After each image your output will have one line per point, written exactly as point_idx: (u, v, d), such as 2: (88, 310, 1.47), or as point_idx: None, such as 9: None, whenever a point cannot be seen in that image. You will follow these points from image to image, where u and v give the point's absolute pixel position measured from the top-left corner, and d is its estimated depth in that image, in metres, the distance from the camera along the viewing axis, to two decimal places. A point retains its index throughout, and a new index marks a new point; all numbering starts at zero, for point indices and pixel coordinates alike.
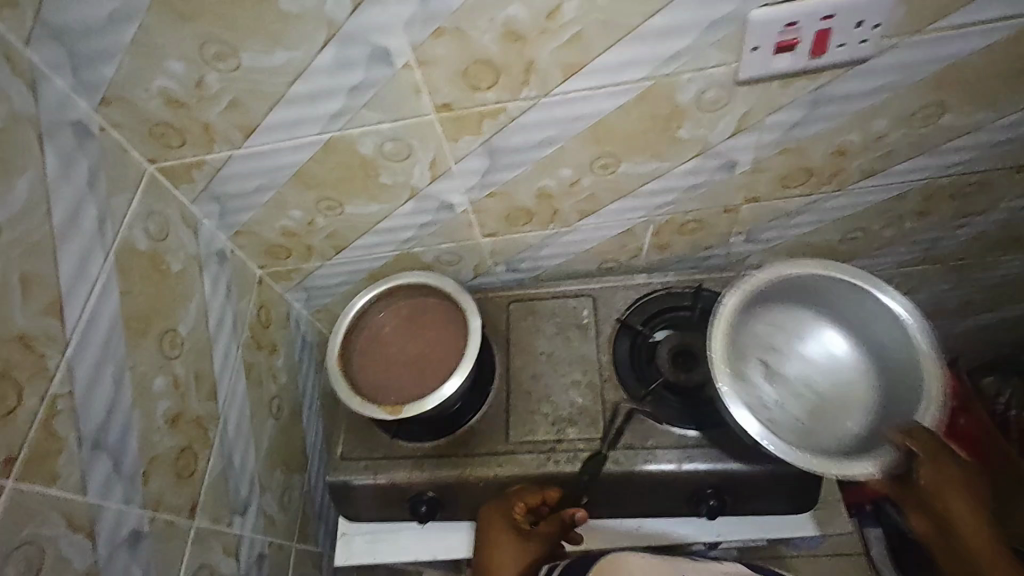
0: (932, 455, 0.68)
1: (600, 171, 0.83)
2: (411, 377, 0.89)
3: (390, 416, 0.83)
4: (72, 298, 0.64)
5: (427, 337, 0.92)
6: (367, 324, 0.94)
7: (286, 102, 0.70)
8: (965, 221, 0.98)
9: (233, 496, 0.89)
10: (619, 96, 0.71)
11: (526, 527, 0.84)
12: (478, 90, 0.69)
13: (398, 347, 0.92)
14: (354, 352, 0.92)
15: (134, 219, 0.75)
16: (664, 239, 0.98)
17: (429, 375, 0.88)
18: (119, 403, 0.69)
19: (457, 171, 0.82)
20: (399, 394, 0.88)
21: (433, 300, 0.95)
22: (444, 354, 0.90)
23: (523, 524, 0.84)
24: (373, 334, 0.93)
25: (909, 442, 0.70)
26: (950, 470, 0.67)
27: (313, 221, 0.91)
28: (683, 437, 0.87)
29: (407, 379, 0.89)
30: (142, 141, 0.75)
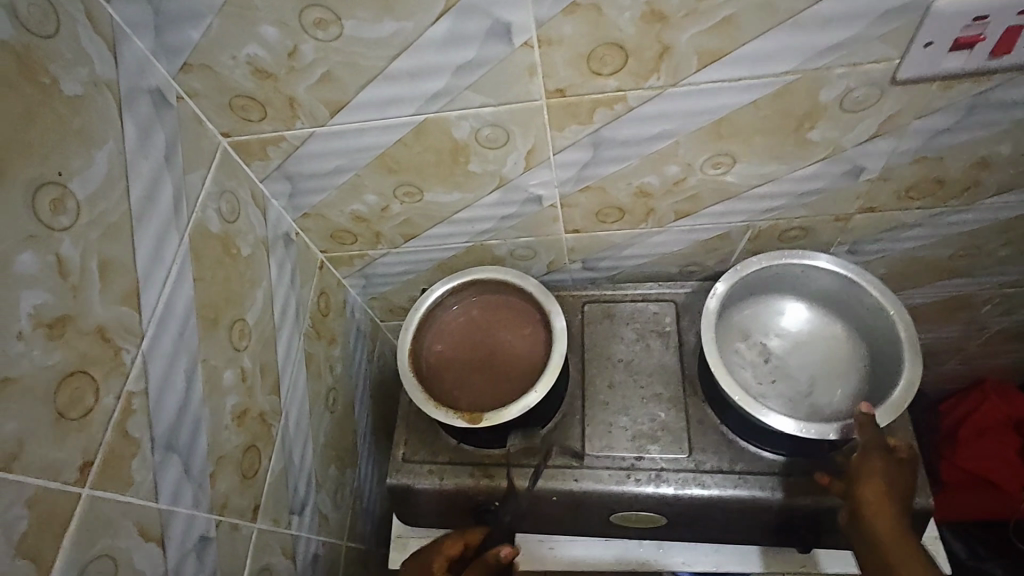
0: (881, 508, 0.68)
1: (710, 170, 0.75)
2: (487, 381, 0.82)
3: (469, 424, 0.77)
4: (147, 285, 0.58)
5: (501, 338, 0.85)
6: (440, 318, 0.87)
7: (384, 78, 0.63)
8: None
9: (292, 494, 0.84)
10: (755, 91, 0.63)
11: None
12: (600, 76, 0.62)
13: (469, 348, 0.85)
14: (424, 347, 0.85)
15: (207, 198, 0.69)
16: (760, 246, 0.91)
17: (508, 380, 0.82)
18: (190, 399, 0.64)
19: (555, 162, 0.75)
20: (474, 397, 0.81)
21: (512, 298, 0.87)
22: (524, 360, 0.83)
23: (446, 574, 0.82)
24: (446, 329, 0.86)
25: (859, 493, 0.69)
26: (898, 520, 0.67)
27: (387, 207, 0.84)
28: (776, 462, 0.80)
29: (482, 384, 0.82)
30: (220, 113, 0.68)
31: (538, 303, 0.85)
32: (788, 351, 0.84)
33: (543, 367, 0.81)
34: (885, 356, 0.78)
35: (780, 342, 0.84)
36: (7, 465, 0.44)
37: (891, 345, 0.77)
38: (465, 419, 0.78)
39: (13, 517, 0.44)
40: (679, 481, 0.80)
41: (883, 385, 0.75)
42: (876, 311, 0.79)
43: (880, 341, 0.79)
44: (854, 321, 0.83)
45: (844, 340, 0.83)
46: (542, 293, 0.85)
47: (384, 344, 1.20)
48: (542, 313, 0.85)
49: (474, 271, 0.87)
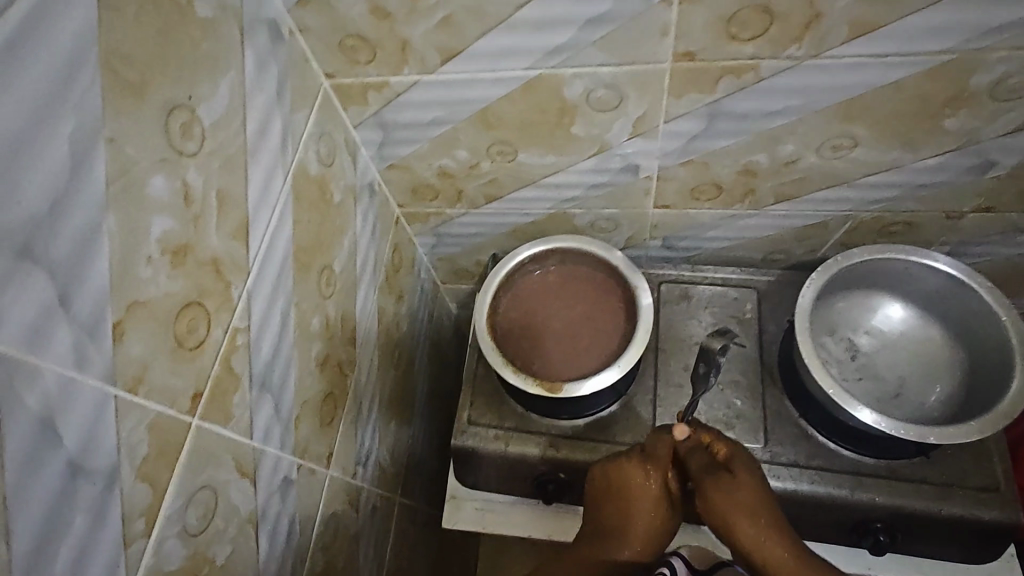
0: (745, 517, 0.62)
1: (827, 153, 0.71)
2: (566, 349, 0.81)
3: (549, 393, 0.78)
4: (256, 222, 0.58)
5: (580, 309, 0.83)
6: (521, 281, 0.86)
7: (506, 27, 0.60)
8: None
9: (359, 445, 0.85)
10: (900, 69, 0.59)
11: (674, 488, 0.67)
12: (737, 41, 0.58)
13: (546, 316, 0.83)
14: (504, 309, 0.84)
15: (309, 139, 0.67)
16: (856, 239, 0.86)
17: (587, 351, 0.81)
18: (283, 341, 0.64)
19: (662, 132, 0.71)
20: (551, 364, 0.80)
21: (596, 268, 0.86)
22: (605, 332, 0.81)
23: (671, 486, 0.67)
24: (526, 291, 0.85)
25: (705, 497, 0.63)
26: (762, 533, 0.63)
27: (477, 165, 0.82)
28: (857, 461, 0.78)
29: (558, 354, 0.81)
30: (327, 53, 0.66)
31: (621, 278, 0.84)
32: (881, 348, 0.80)
33: (625, 343, 0.80)
34: (993, 362, 0.74)
35: (869, 340, 0.81)
36: (134, 388, 0.44)
37: (1002, 351, 0.73)
38: (544, 388, 0.78)
39: (137, 440, 0.44)
40: None
41: (989, 393, 0.72)
42: (987, 316, 0.75)
43: (985, 346, 0.75)
44: (951, 322, 0.79)
45: (936, 341, 0.80)
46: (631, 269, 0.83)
47: (443, 305, 1.19)
48: (625, 289, 0.83)
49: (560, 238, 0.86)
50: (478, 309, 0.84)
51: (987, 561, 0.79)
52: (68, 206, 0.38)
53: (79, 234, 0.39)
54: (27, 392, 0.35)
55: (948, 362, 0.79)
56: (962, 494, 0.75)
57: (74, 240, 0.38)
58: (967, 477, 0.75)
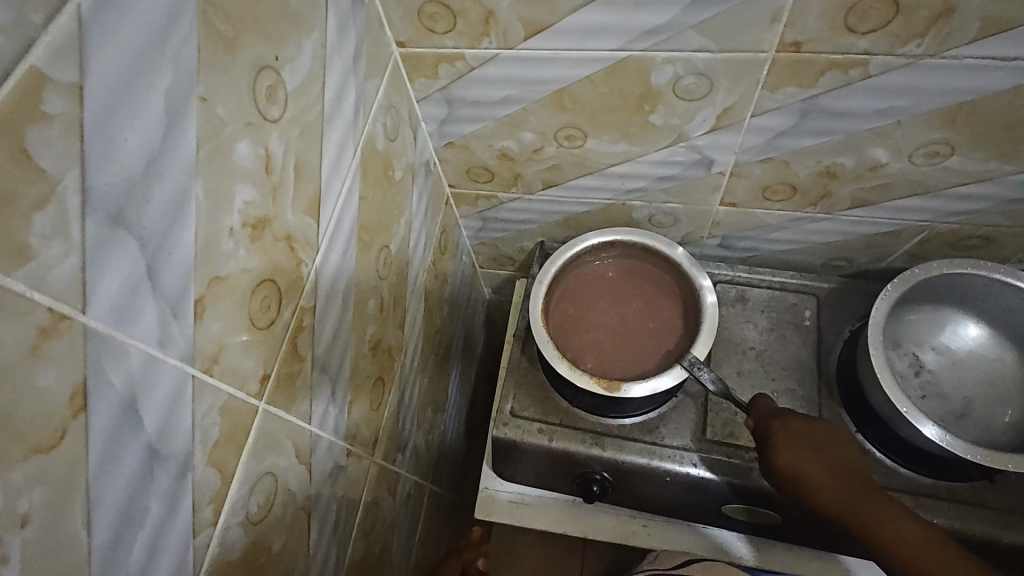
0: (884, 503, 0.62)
1: (920, 160, 0.67)
2: (625, 347, 0.78)
3: (608, 391, 0.74)
4: (327, 196, 0.54)
5: (638, 305, 0.80)
6: (577, 272, 0.83)
7: (604, 3, 0.56)
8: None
9: (400, 432, 0.82)
10: (1022, 74, 0.55)
11: None
12: (853, 33, 0.54)
13: (602, 309, 0.80)
14: (561, 302, 0.81)
15: (378, 112, 0.63)
16: (927, 251, 0.83)
17: (647, 350, 0.77)
18: (343, 323, 0.61)
19: (748, 126, 0.68)
20: (608, 362, 0.77)
21: (657, 266, 0.83)
22: (665, 331, 0.78)
23: None
24: (584, 285, 0.82)
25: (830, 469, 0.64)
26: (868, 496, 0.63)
27: (540, 149, 0.78)
28: (915, 481, 0.75)
29: (613, 350, 0.78)
30: (403, 19, 0.62)
31: (683, 276, 0.81)
32: (948, 367, 0.77)
33: (688, 345, 0.77)
34: None
35: (935, 357, 0.78)
36: (210, 368, 0.41)
37: None
38: (602, 386, 0.75)
39: (210, 423, 0.41)
40: None
41: None
42: None
43: None
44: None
45: (1005, 362, 0.77)
46: (694, 269, 0.80)
47: (479, 290, 1.16)
48: (687, 288, 0.81)
49: (622, 233, 0.83)
50: (531, 300, 0.81)
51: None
52: (161, 169, 0.34)
53: (169, 199, 0.35)
54: (112, 370, 0.32)
55: (1017, 385, 0.76)
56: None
57: (164, 206, 0.35)
58: None
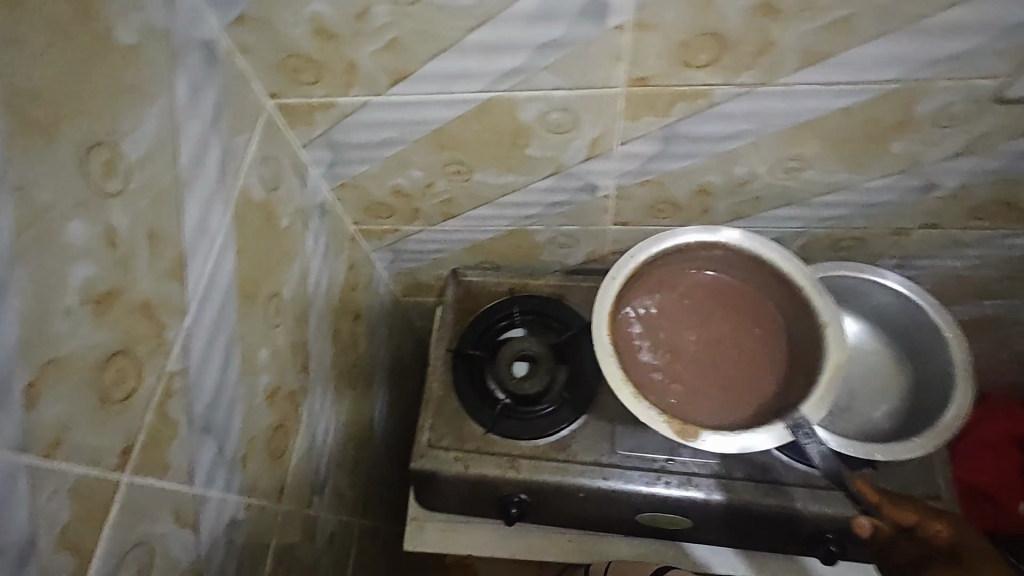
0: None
1: (781, 174, 0.72)
2: (688, 374, 0.68)
3: (682, 438, 0.60)
4: (194, 257, 0.54)
5: (719, 323, 0.70)
6: (646, 274, 0.70)
7: (456, 51, 0.58)
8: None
9: (314, 474, 0.82)
10: (848, 96, 0.60)
11: None
12: (690, 68, 0.58)
13: (716, 326, 0.70)
14: (674, 303, 0.71)
15: (251, 165, 0.64)
16: (809, 254, 0.88)
17: (737, 390, 0.67)
18: (227, 379, 0.61)
19: (618, 153, 0.71)
20: (715, 400, 0.67)
21: (754, 274, 0.69)
22: (735, 352, 0.69)
23: None
24: (649, 291, 0.71)
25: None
26: None
27: (431, 184, 0.80)
28: (809, 475, 0.79)
29: (715, 372, 0.68)
30: (270, 73, 0.63)
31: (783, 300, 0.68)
32: None
33: (785, 382, 0.66)
34: (936, 380, 0.76)
35: None
36: (52, 452, 0.40)
37: (942, 369, 0.75)
38: (672, 427, 0.62)
39: (56, 506, 0.41)
40: (710, 487, 0.80)
41: (930, 410, 0.74)
42: (930, 334, 0.77)
43: (928, 365, 0.77)
44: (898, 336, 0.81)
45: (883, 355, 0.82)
46: (823, 307, 0.65)
47: (404, 319, 1.16)
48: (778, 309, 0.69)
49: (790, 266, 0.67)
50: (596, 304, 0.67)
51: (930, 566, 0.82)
52: None
53: None
54: None
55: (894, 379, 0.81)
56: None
57: None
58: (911, 487, 0.78)
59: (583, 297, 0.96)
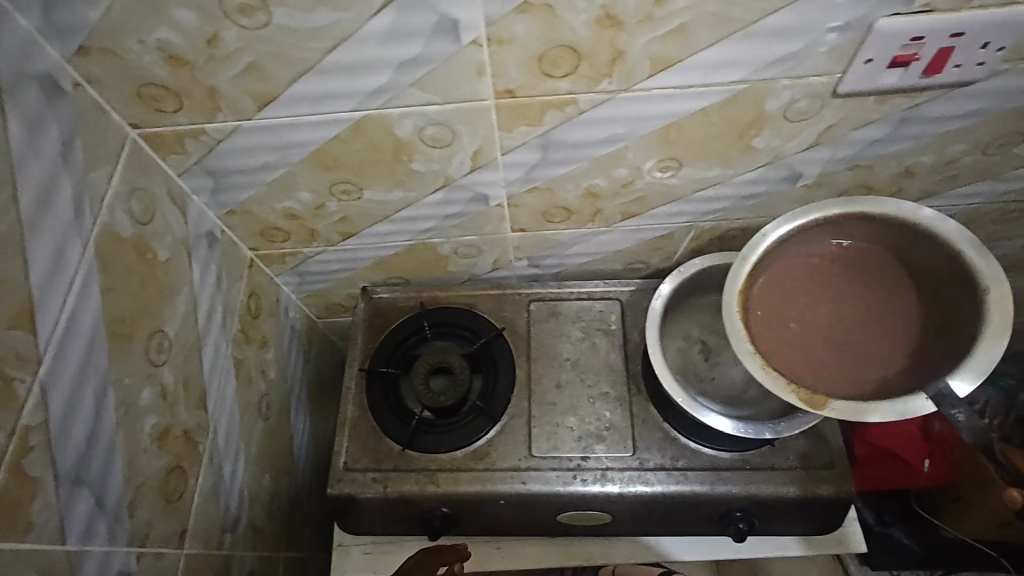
0: None
1: (658, 174, 0.75)
2: (841, 346, 0.62)
3: (808, 406, 0.58)
4: (45, 304, 0.52)
5: (850, 292, 0.65)
6: (804, 247, 0.66)
7: (318, 72, 0.58)
8: (1012, 246, 0.92)
9: (223, 512, 0.79)
10: (702, 98, 0.63)
11: None
12: (551, 78, 0.60)
13: (803, 297, 0.65)
14: (781, 269, 0.66)
15: (115, 198, 0.61)
16: (702, 246, 0.92)
17: (854, 358, 0.62)
18: (102, 425, 0.58)
19: (502, 163, 0.72)
20: (841, 365, 0.61)
21: (901, 235, 0.64)
22: (925, 318, 0.62)
23: None
24: (779, 265, 0.66)
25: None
26: None
27: (322, 205, 0.79)
28: (715, 458, 0.82)
29: (838, 343, 0.62)
30: (126, 102, 0.60)
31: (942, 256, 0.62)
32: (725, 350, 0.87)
33: (936, 347, 0.60)
34: None
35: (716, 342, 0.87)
36: None
37: None
38: (799, 397, 0.59)
39: None
40: (624, 480, 0.81)
41: None
42: None
43: None
44: None
45: None
46: (984, 267, 0.59)
47: (322, 341, 1.14)
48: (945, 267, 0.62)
49: (952, 229, 0.61)
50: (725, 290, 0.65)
51: (833, 532, 0.86)
52: None
53: None
54: None
55: None
56: (805, 476, 0.81)
57: None
58: (807, 458, 0.82)
59: (494, 304, 0.97)
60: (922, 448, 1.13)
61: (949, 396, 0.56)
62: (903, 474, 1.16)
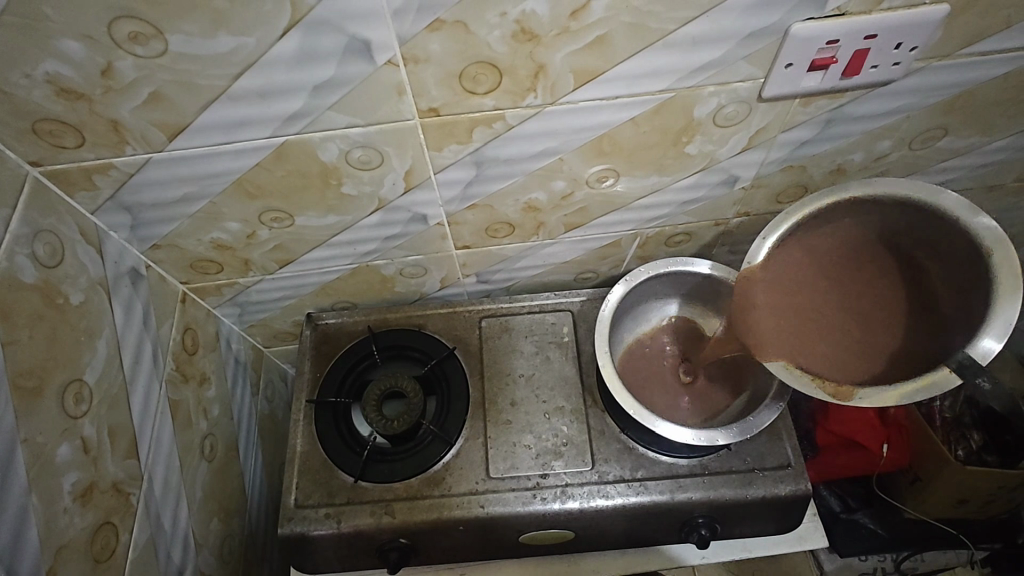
0: None
1: (596, 184, 0.74)
2: (855, 333, 0.60)
3: (835, 399, 0.56)
4: None
5: (864, 272, 0.61)
6: (811, 239, 0.64)
7: (228, 98, 0.55)
8: None
9: (164, 565, 0.75)
10: (631, 108, 0.63)
11: None
12: (475, 95, 0.58)
13: (817, 286, 0.62)
14: (781, 267, 0.64)
15: (15, 242, 0.56)
16: (648, 252, 0.92)
17: (872, 342, 0.59)
18: (10, 491, 0.53)
19: (436, 182, 0.70)
20: (859, 351, 0.59)
21: (902, 208, 0.59)
22: (954, 283, 0.57)
23: None
24: (781, 265, 0.64)
25: None
26: None
27: (253, 234, 0.75)
28: (673, 465, 0.81)
29: (861, 327, 0.59)
30: (21, 139, 0.56)
31: (947, 221, 0.56)
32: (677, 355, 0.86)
33: (965, 313, 0.55)
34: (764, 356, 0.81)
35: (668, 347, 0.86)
36: None
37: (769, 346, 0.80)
38: (824, 390, 0.57)
39: None
40: (584, 495, 0.80)
41: (760, 388, 0.79)
42: None
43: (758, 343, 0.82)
44: None
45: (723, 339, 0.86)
46: (986, 233, 0.54)
47: (272, 371, 1.10)
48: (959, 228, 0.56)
49: (950, 198, 0.56)
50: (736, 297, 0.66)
51: (795, 530, 0.86)
52: None
53: None
54: None
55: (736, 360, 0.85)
56: (763, 477, 0.80)
57: None
58: (764, 459, 0.82)
59: (444, 324, 0.95)
60: (881, 433, 1.14)
61: (969, 365, 0.50)
62: (864, 462, 1.17)
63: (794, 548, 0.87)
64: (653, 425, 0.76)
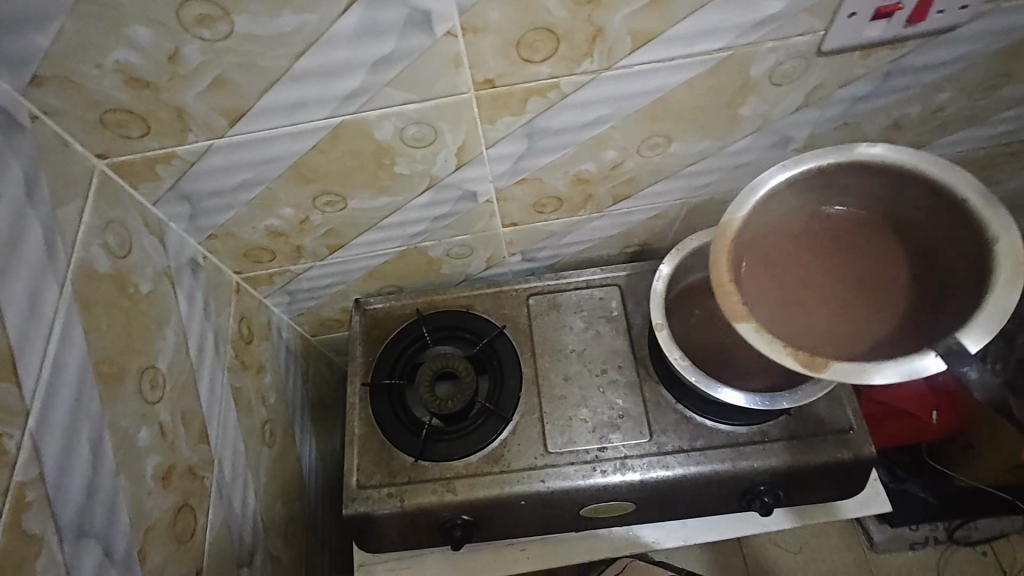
0: None
1: (646, 153, 0.73)
2: (834, 302, 0.59)
3: (810, 370, 0.53)
4: (25, 352, 0.49)
5: (844, 246, 0.61)
6: (797, 200, 0.61)
7: (290, 79, 0.55)
8: (1003, 190, 0.92)
9: (238, 545, 0.77)
10: (687, 70, 0.62)
11: None
12: (531, 63, 0.58)
13: (796, 251, 0.61)
14: (768, 222, 0.61)
15: (89, 233, 0.58)
16: (695, 221, 0.91)
17: (851, 315, 0.58)
18: (101, 473, 0.55)
19: (488, 157, 0.70)
20: (836, 322, 0.58)
21: (899, 181, 0.58)
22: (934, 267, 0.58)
23: None
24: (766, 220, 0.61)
25: None
26: None
27: (307, 219, 0.76)
28: (733, 434, 0.81)
29: (841, 299, 0.59)
30: (90, 131, 0.57)
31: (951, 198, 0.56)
32: None
33: (947, 300, 0.56)
34: None
35: None
36: None
37: None
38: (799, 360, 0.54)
39: None
40: (644, 466, 0.80)
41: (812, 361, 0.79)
42: None
43: None
44: None
45: None
46: (992, 214, 0.53)
47: (319, 360, 1.11)
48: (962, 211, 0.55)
49: (955, 172, 0.56)
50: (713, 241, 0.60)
51: (857, 495, 0.85)
52: None
53: None
54: None
55: None
56: (825, 441, 0.80)
57: None
58: (825, 424, 0.81)
59: (491, 303, 0.95)
60: (930, 400, 1.10)
61: (959, 350, 0.51)
62: (915, 431, 1.14)
63: (855, 513, 0.86)
64: (711, 392, 0.76)
